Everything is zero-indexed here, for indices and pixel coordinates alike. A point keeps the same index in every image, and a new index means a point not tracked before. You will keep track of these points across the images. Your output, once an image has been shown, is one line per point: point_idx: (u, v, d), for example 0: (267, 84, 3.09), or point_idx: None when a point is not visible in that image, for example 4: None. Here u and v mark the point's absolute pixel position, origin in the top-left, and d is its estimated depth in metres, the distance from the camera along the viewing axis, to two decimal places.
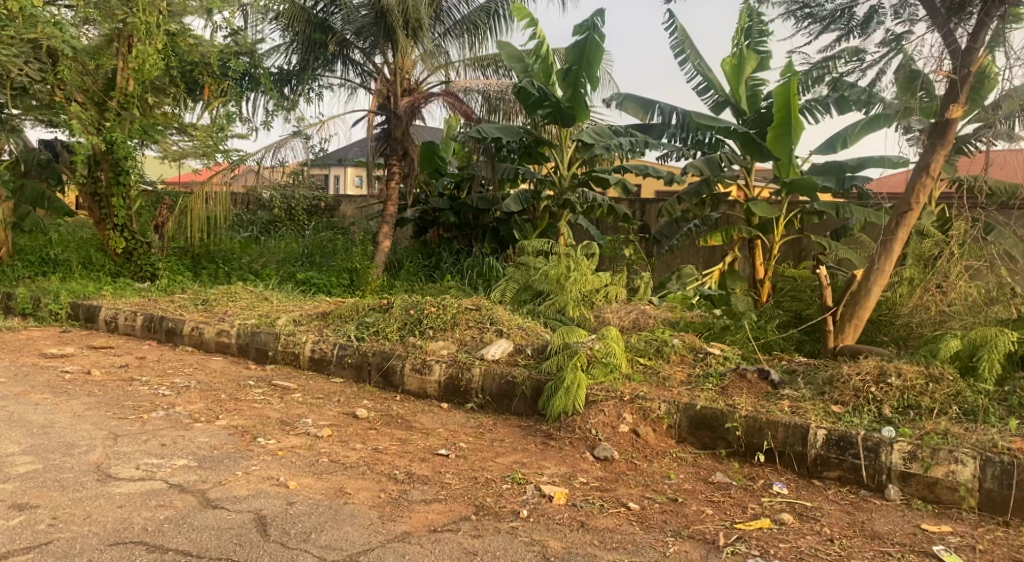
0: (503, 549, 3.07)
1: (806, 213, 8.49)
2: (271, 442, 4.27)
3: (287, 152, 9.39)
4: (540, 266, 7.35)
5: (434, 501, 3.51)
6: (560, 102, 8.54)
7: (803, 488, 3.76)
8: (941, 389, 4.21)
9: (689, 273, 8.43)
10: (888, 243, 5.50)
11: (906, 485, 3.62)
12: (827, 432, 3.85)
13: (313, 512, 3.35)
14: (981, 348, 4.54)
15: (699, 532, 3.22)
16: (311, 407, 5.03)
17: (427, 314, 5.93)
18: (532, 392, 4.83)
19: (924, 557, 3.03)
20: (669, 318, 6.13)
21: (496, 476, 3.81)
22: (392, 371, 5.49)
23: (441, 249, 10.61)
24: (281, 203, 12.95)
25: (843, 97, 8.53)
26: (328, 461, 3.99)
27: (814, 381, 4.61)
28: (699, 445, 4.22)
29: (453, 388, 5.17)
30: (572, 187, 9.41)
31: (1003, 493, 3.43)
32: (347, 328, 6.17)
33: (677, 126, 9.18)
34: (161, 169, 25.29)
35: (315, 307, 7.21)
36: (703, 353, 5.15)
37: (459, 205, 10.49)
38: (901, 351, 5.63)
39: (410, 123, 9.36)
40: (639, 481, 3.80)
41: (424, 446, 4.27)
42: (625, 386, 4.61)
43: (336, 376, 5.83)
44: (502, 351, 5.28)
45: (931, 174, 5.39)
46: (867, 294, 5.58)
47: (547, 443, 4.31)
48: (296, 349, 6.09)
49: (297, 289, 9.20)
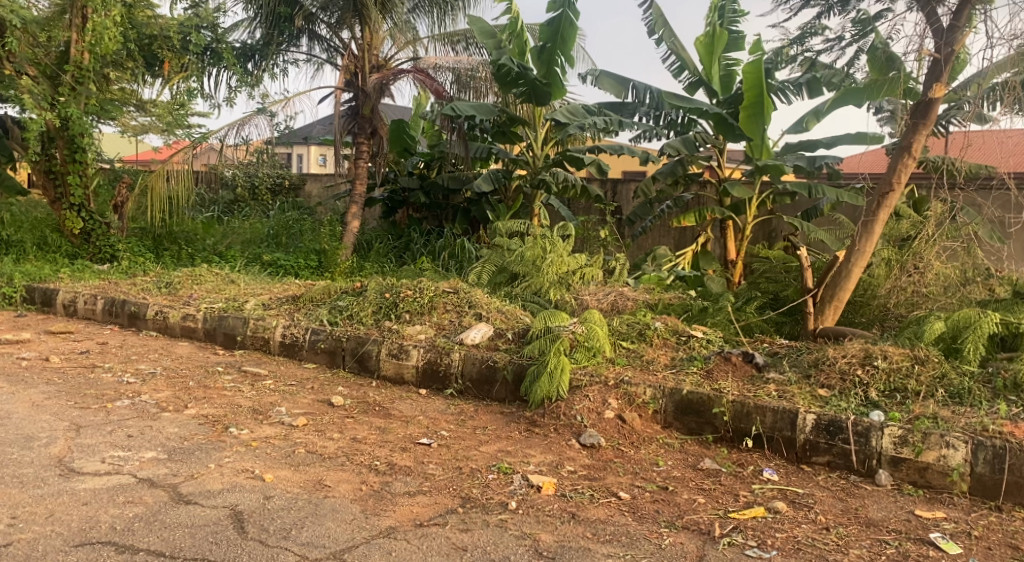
0: (494, 543, 2.95)
1: (778, 193, 8.42)
2: (244, 432, 4.09)
3: (251, 130, 9.09)
4: (515, 247, 7.21)
5: (418, 493, 3.38)
6: (536, 79, 8.32)
7: (793, 474, 3.71)
8: (927, 371, 4.18)
9: (663, 254, 8.30)
10: (870, 224, 5.43)
11: (896, 470, 3.59)
12: (816, 417, 3.79)
13: (293, 507, 3.19)
14: (965, 330, 4.52)
15: (693, 523, 3.13)
16: (284, 395, 4.84)
17: (403, 298, 5.75)
18: (514, 377, 4.72)
19: (921, 544, 2.98)
20: (648, 300, 6.05)
21: (481, 466, 3.69)
22: (367, 356, 5.33)
23: (411, 230, 10.40)
24: (244, 182, 12.64)
25: (816, 77, 8.47)
26: (306, 452, 3.83)
27: (798, 363, 4.56)
28: (685, 430, 4.14)
29: (431, 373, 5.04)
30: (546, 166, 9.26)
31: (995, 478, 3.40)
32: (319, 312, 5.97)
33: (650, 105, 9.02)
34: (118, 146, 24.62)
35: (284, 289, 7.00)
36: (686, 336, 5.06)
37: (430, 184, 10.28)
38: (880, 332, 5.62)
39: (379, 100, 9.12)
40: (628, 469, 3.71)
41: (405, 435, 4.13)
42: (608, 370, 4.52)
43: (308, 362, 5.65)
44: (482, 336, 5.15)
45: (913, 155, 5.36)
46: (845, 275, 5.53)
47: (531, 430, 4.20)
48: (266, 334, 5.88)
49: (264, 271, 8.94)
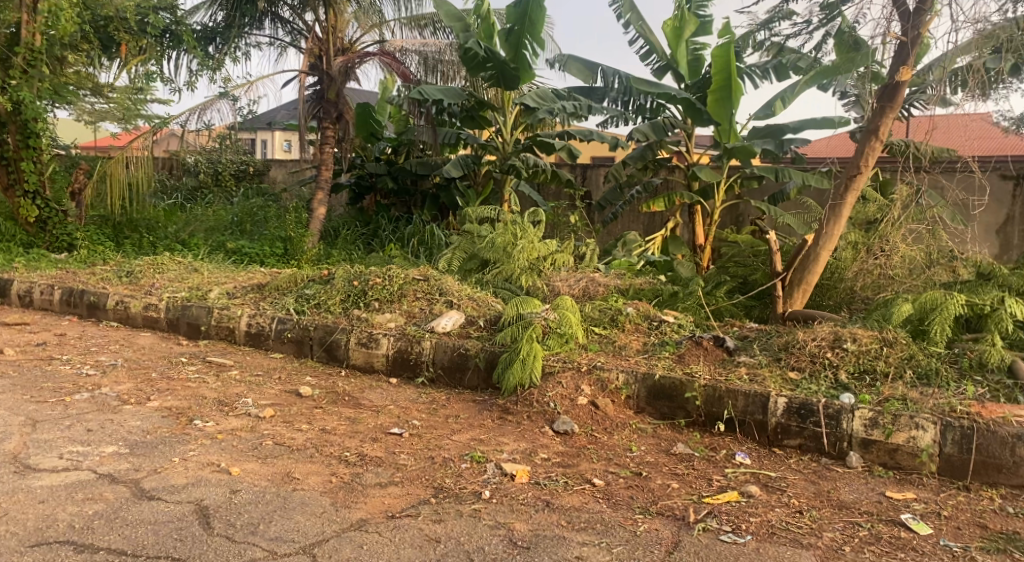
0: (468, 534, 2.90)
1: (746, 177, 8.44)
2: (209, 424, 3.99)
3: (213, 114, 8.89)
4: (486, 234, 7.15)
5: (390, 484, 3.31)
6: (504, 63, 8.23)
7: (765, 458, 3.71)
8: (895, 353, 4.21)
9: (633, 239, 8.29)
10: (837, 207, 5.46)
11: (866, 452, 3.61)
12: (787, 400, 3.80)
13: (260, 501, 3.11)
14: (931, 312, 4.56)
15: (668, 509, 3.11)
16: (250, 386, 4.73)
17: (372, 286, 5.65)
18: (486, 364, 4.66)
19: (893, 526, 2.99)
20: (619, 286, 6.04)
21: (454, 455, 3.63)
22: (336, 346, 5.24)
23: (380, 216, 10.27)
24: (206, 168, 12.35)
25: (783, 61, 8.48)
26: (273, 444, 3.74)
27: (769, 347, 4.57)
28: (657, 415, 4.13)
29: (401, 361, 4.97)
30: (515, 152, 9.19)
31: (963, 458, 3.44)
32: (286, 301, 5.85)
33: (619, 90, 8.96)
34: (75, 133, 23.98)
35: (250, 277, 6.85)
36: (657, 321, 5.04)
37: (398, 170, 10.14)
38: (849, 315, 5.66)
39: (344, 84, 8.96)
40: (602, 455, 3.68)
41: (375, 425, 4.06)
42: (581, 356, 4.49)
43: (275, 352, 5.54)
44: (454, 323, 5.08)
45: (879, 138, 5.39)
46: (814, 259, 5.56)
47: (503, 418, 4.15)
48: (231, 324, 5.75)
49: (229, 259, 8.76)
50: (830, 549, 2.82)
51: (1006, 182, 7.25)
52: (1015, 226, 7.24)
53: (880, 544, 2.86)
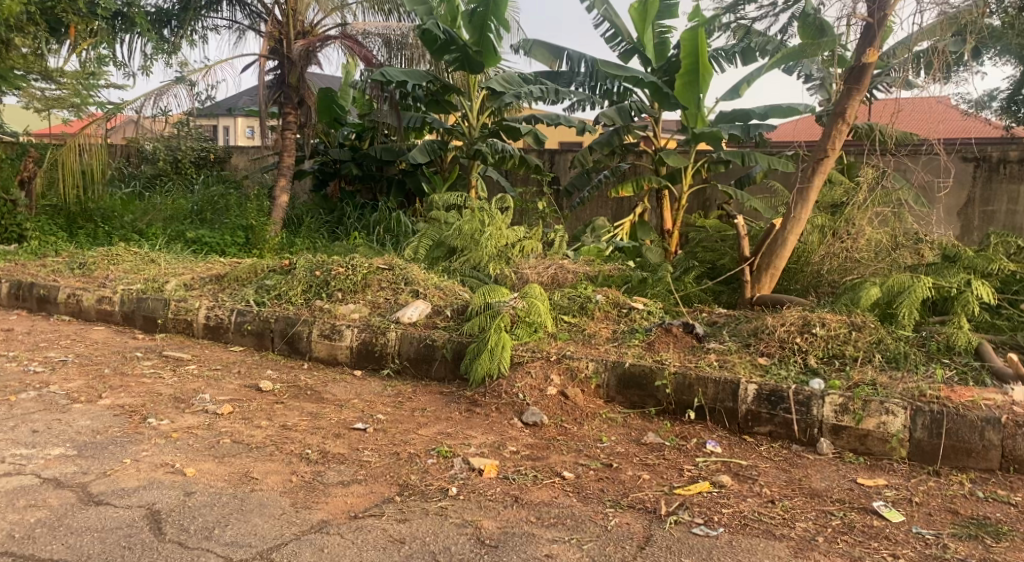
0: (433, 533, 2.80)
1: (713, 161, 8.41)
2: (163, 422, 3.82)
3: (170, 100, 8.62)
4: (452, 221, 7.02)
5: (352, 482, 3.20)
6: (467, 47, 8.08)
7: (736, 446, 3.66)
8: (864, 337, 4.18)
9: (602, 225, 8.21)
10: (804, 191, 5.42)
11: (837, 438, 3.58)
12: (757, 387, 3.75)
13: (216, 503, 2.97)
14: (899, 296, 4.54)
15: (638, 502, 3.03)
16: (208, 381, 4.57)
17: (335, 276, 5.50)
18: (453, 355, 4.56)
19: (866, 514, 2.95)
20: (588, 273, 5.97)
21: (420, 450, 3.53)
22: (298, 338, 5.09)
23: (344, 203, 10.07)
24: (166, 155, 12.00)
25: (749, 45, 8.45)
26: (231, 442, 3.60)
27: (738, 333, 4.53)
28: (627, 404, 4.06)
29: (365, 353, 4.85)
30: (482, 137, 9.05)
31: (933, 443, 3.41)
32: (245, 292, 5.67)
33: (585, 74, 8.87)
34: (26, 120, 23.28)
35: (208, 268, 6.65)
36: (627, 308, 4.97)
37: (363, 156, 9.94)
38: (816, 299, 5.62)
39: (305, 68, 8.73)
40: (572, 446, 3.61)
41: (338, 420, 3.94)
42: (550, 346, 4.40)
43: (235, 344, 5.37)
44: (419, 314, 4.96)
45: (846, 121, 5.35)
46: (781, 243, 5.53)
47: (471, 410, 4.05)
48: (188, 316, 5.56)
49: (187, 249, 8.52)
50: (803, 540, 2.77)
51: (967, 164, 7.31)
52: (976, 208, 7.30)
53: (853, 533, 2.82)
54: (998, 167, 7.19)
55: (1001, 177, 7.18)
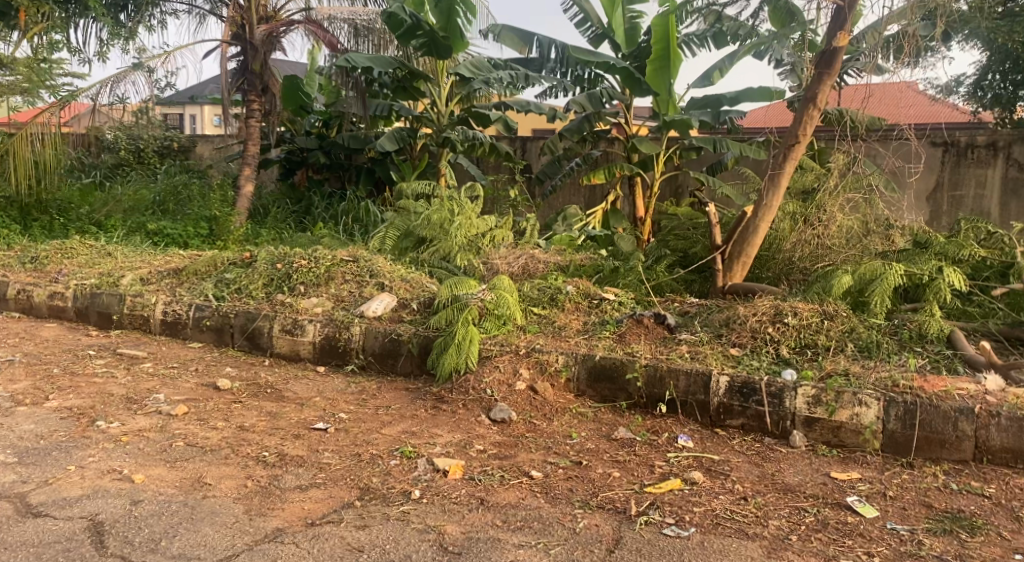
0: (394, 540, 2.68)
1: (684, 148, 8.33)
2: (113, 425, 3.65)
3: (128, 87, 8.36)
4: (420, 210, 6.87)
5: (310, 487, 3.07)
6: (434, 32, 7.91)
7: (708, 440, 3.58)
8: (836, 327, 4.12)
9: (573, 213, 8.10)
10: (776, 177, 5.35)
11: (810, 430, 3.51)
12: (729, 379, 3.67)
13: (164, 512, 2.82)
14: (871, 283, 4.49)
15: (608, 501, 2.94)
16: (164, 380, 4.39)
17: (297, 268, 5.33)
18: (419, 350, 4.43)
19: (839, 510, 2.88)
20: (559, 263, 5.86)
21: (383, 451, 3.40)
22: (258, 333, 4.93)
23: (311, 192, 9.85)
24: (127, 144, 11.66)
25: (720, 30, 8.36)
26: (184, 446, 3.44)
27: (710, 323, 4.44)
28: (598, 398, 3.96)
29: (329, 348, 4.70)
30: (451, 124, 8.89)
31: (906, 434, 3.35)
32: (204, 286, 5.47)
33: (555, 60, 8.74)
34: None
35: (167, 261, 6.42)
36: (598, 299, 4.87)
37: (330, 145, 9.71)
38: (788, 287, 5.56)
39: (268, 54, 8.48)
40: (541, 443, 3.50)
41: (299, 420, 3.79)
42: (519, 339, 4.29)
43: (194, 341, 5.19)
44: (385, 307, 4.82)
45: (818, 106, 5.28)
46: (753, 230, 5.46)
47: (438, 407, 3.93)
48: (144, 312, 5.35)
49: (147, 241, 8.26)
50: (776, 539, 2.69)
51: (936, 149, 7.30)
52: (944, 193, 7.30)
53: (827, 531, 2.75)
54: (966, 152, 7.20)
55: (969, 162, 7.19)
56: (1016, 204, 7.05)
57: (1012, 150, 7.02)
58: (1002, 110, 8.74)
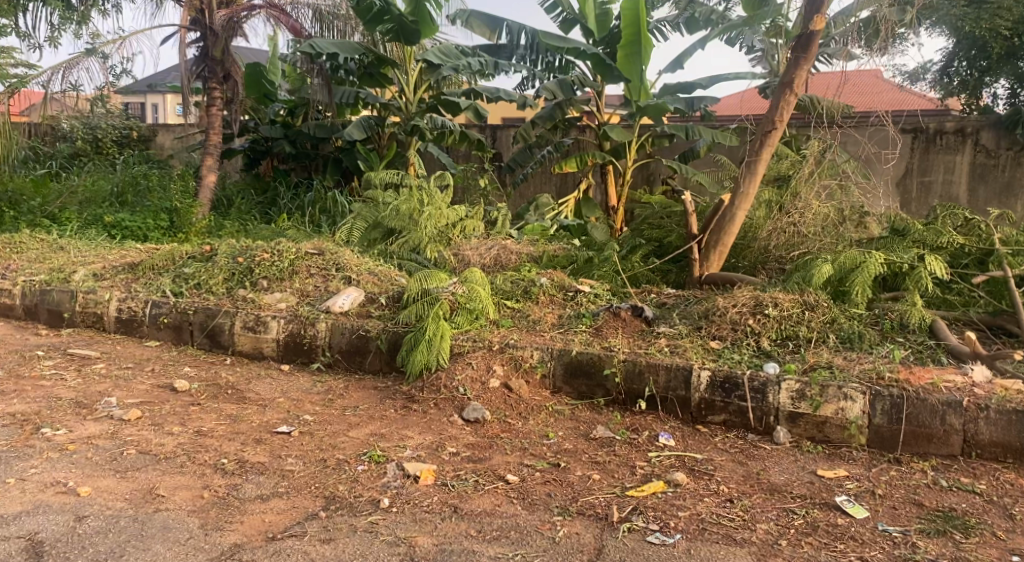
0: (361, 555, 2.52)
1: (657, 135, 8.19)
2: (59, 432, 3.42)
3: (80, 74, 8.02)
4: (388, 200, 6.65)
5: (272, 497, 2.89)
6: (402, 16, 7.71)
7: (690, 437, 3.45)
8: (817, 317, 4.02)
9: (546, 203, 7.93)
10: (752, 164, 5.23)
11: (794, 426, 3.40)
12: (711, 373, 3.55)
13: (110, 529, 2.64)
14: (851, 272, 4.38)
15: (587, 507, 2.79)
16: (117, 382, 4.14)
17: (259, 262, 5.10)
18: (388, 347, 4.25)
19: (829, 511, 2.77)
20: (531, 254, 5.71)
21: (350, 455, 3.22)
22: (219, 331, 4.70)
23: (277, 183, 9.58)
24: (83, 134, 11.24)
25: (693, 15, 8.22)
26: (137, 454, 3.22)
27: (689, 315, 4.31)
28: (575, 395, 3.81)
29: (294, 346, 4.50)
30: (419, 112, 8.66)
31: (893, 429, 3.24)
32: (161, 282, 5.21)
33: (525, 47, 8.51)
34: None
35: (122, 255, 6.13)
36: (573, 292, 4.71)
37: (295, 133, 9.42)
38: (766, 277, 5.46)
39: (229, 39, 8.18)
40: (516, 445, 3.34)
41: (260, 423, 3.60)
42: (493, 334, 4.12)
43: (150, 339, 4.94)
44: (352, 302, 4.62)
45: (794, 91, 5.16)
46: (729, 219, 5.34)
47: (408, 407, 3.74)
48: (98, 310, 5.10)
49: (104, 234, 7.94)
50: (764, 545, 2.57)
51: (905, 135, 7.26)
52: (914, 178, 7.26)
53: (817, 534, 2.63)
54: (934, 138, 7.16)
55: (938, 148, 7.15)
56: (984, 190, 7.04)
57: (981, 135, 7.00)
58: (968, 95, 8.73)
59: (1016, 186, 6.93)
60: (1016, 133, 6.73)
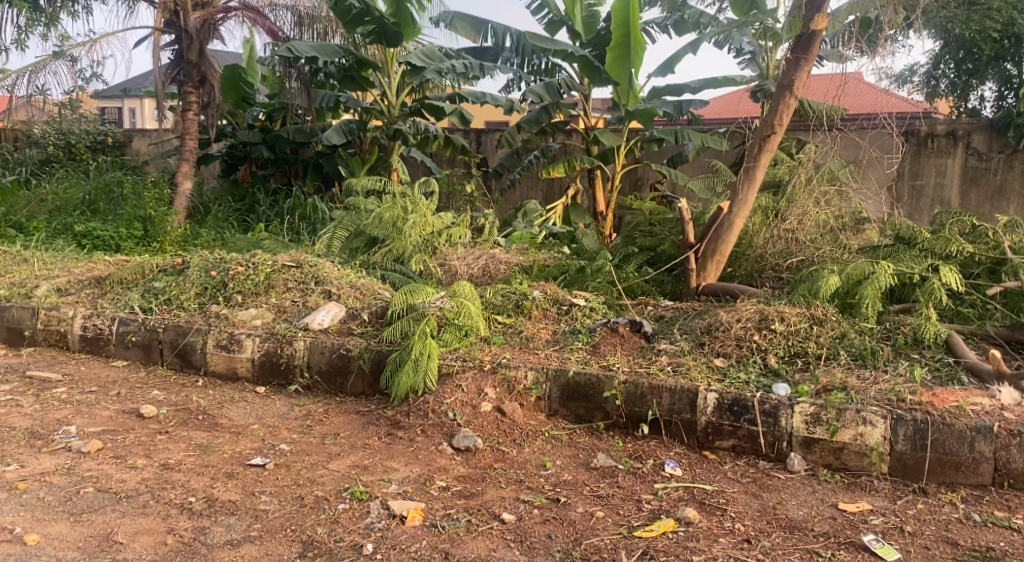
0: None
1: (646, 140, 7.98)
2: (9, 469, 3.11)
3: (49, 77, 7.68)
4: (371, 208, 6.37)
5: (243, 543, 2.64)
6: (383, 17, 7.45)
7: (698, 465, 3.21)
8: (826, 333, 3.79)
9: (533, 209, 7.66)
10: (750, 170, 5.00)
11: (809, 453, 3.16)
12: (718, 396, 3.30)
13: None
14: (859, 285, 4.14)
15: (593, 551, 2.58)
16: (78, 408, 3.83)
17: (234, 276, 4.82)
18: (371, 367, 3.98)
19: (856, 553, 2.58)
20: (521, 263, 5.45)
21: (330, 492, 2.96)
22: (190, 350, 4.40)
23: (256, 189, 9.27)
24: (56, 139, 10.79)
25: (681, 17, 8.01)
26: (95, 492, 2.93)
27: (690, 331, 4.06)
28: (573, 418, 3.55)
29: (270, 366, 4.21)
30: (402, 116, 8.39)
31: (917, 456, 3.02)
32: (129, 297, 4.90)
33: (511, 48, 8.31)
34: None
35: (88, 268, 5.80)
36: (568, 305, 4.44)
37: (275, 138, 9.12)
38: (765, 287, 5.23)
39: (204, 41, 7.87)
40: (511, 477, 3.09)
41: (233, 454, 3.31)
42: (483, 353, 3.85)
43: (118, 359, 4.63)
44: (332, 319, 4.35)
45: (794, 92, 4.92)
46: (728, 227, 5.09)
47: (392, 434, 3.47)
48: (61, 327, 4.78)
49: (73, 244, 7.59)
50: None
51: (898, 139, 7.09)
52: (906, 182, 7.08)
53: None
54: (926, 141, 6.99)
55: (930, 151, 6.98)
56: (975, 193, 6.87)
57: (972, 138, 6.84)
58: (957, 98, 8.61)
59: (1008, 190, 6.77)
60: (1009, 136, 6.57)
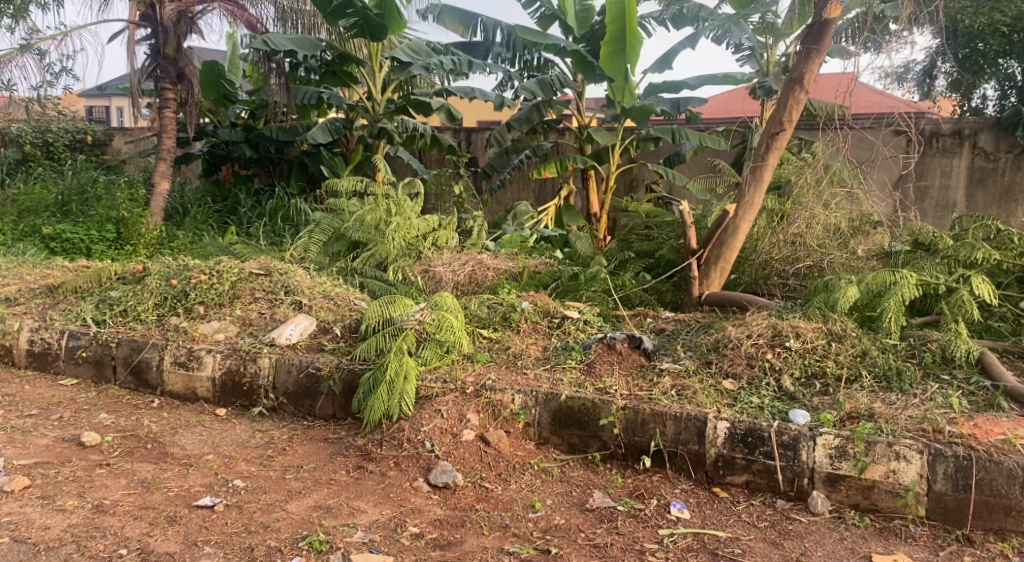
0: None
1: (643, 138, 7.59)
2: None
3: (13, 71, 7.24)
4: (352, 209, 5.96)
5: None
6: (366, 9, 7.00)
7: (707, 505, 2.83)
8: (845, 351, 3.39)
9: (524, 211, 7.28)
10: (758, 170, 4.61)
11: (834, 492, 2.79)
12: (729, 426, 2.92)
13: None
14: (879, 296, 3.76)
15: None
16: (12, 435, 3.42)
17: (196, 284, 4.41)
18: (342, 389, 3.57)
19: None
20: (510, 270, 5.05)
21: (286, 542, 2.58)
22: (146, 367, 3.99)
23: (235, 189, 8.85)
24: (33, 137, 10.20)
25: (679, 10, 7.63)
26: (11, 546, 2.54)
27: (695, 347, 3.66)
28: (565, 447, 3.16)
29: (232, 386, 3.81)
30: (387, 113, 7.99)
31: (958, 498, 2.66)
32: (81, 308, 4.48)
33: (501, 44, 7.91)
34: None
35: (44, 275, 5.36)
36: (560, 318, 4.04)
37: (255, 136, 8.69)
38: (774, 295, 4.85)
39: (180, 35, 7.40)
40: (496, 521, 2.72)
41: (178, 493, 2.91)
42: (465, 373, 3.46)
43: (67, 376, 4.21)
44: (301, 333, 3.95)
45: (803, 87, 4.52)
46: (732, 232, 4.70)
47: (362, 468, 3.07)
48: (6, 341, 4.36)
49: (39, 249, 7.16)
50: None
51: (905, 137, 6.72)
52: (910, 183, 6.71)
53: None
54: (931, 140, 6.62)
55: (935, 151, 6.62)
56: (984, 195, 6.51)
57: (979, 138, 6.48)
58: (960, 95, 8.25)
59: (1017, 191, 6.41)
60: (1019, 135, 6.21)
